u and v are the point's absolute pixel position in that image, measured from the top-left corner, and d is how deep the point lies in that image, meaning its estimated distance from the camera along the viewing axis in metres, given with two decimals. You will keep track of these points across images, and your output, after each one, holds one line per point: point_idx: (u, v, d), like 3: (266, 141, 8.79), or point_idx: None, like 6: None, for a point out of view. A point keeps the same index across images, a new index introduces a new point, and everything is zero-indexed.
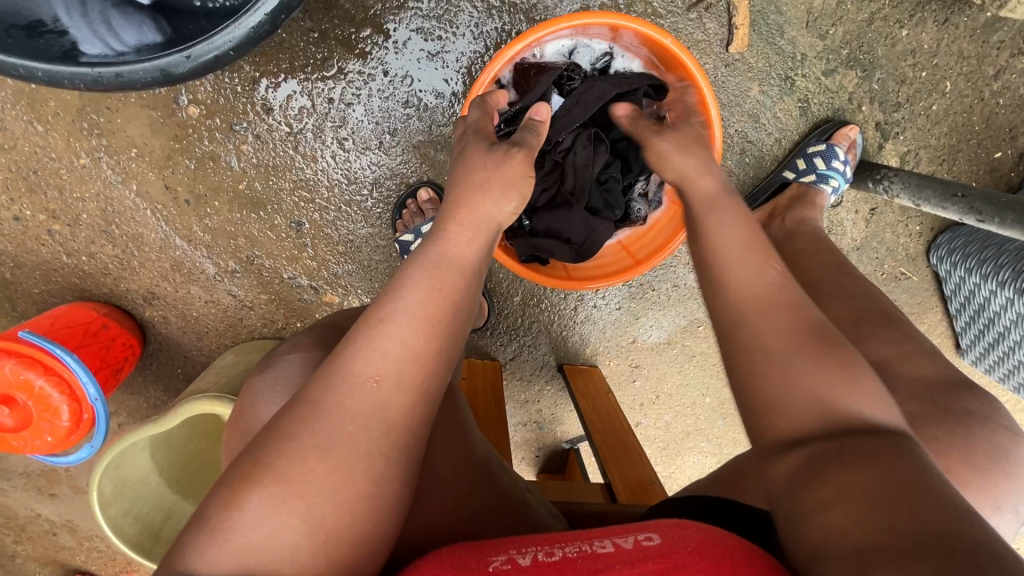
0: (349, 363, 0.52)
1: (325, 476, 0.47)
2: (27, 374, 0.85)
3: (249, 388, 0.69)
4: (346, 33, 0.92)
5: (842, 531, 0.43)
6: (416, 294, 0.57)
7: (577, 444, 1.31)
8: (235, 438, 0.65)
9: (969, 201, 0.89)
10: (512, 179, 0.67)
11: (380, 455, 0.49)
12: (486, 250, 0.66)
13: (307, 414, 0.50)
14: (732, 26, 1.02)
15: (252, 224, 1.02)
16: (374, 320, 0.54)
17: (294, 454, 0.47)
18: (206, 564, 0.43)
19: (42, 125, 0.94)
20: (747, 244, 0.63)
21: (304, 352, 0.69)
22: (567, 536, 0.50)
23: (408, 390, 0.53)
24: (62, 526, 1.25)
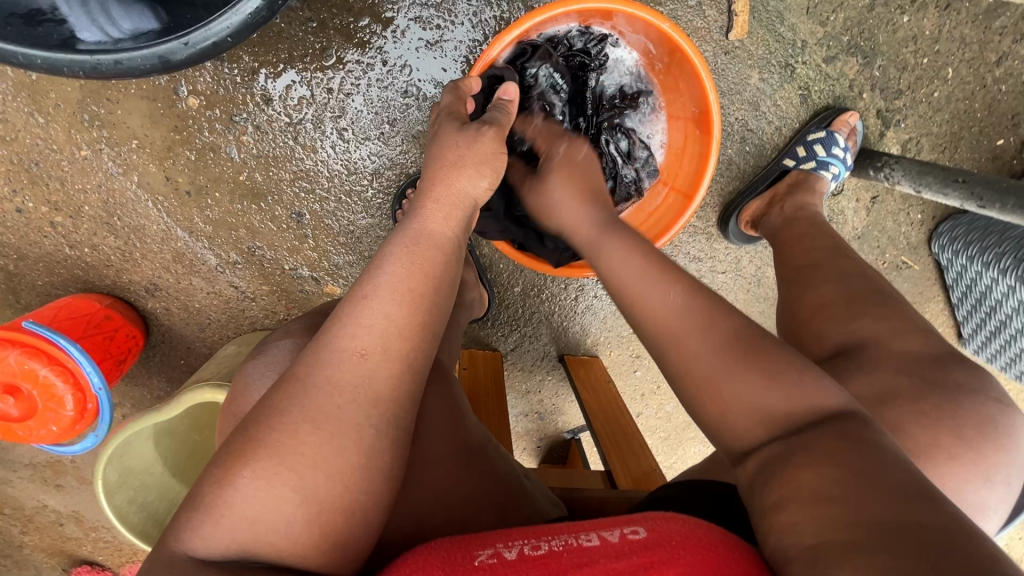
0: (337, 337, 0.53)
1: (317, 448, 0.47)
2: (32, 363, 0.86)
3: (241, 374, 0.69)
4: (344, 22, 0.92)
5: (800, 530, 0.42)
6: (397, 270, 0.57)
7: (579, 434, 1.32)
8: (227, 424, 0.65)
9: (970, 187, 0.89)
10: (485, 155, 0.68)
11: (370, 426, 0.50)
12: (464, 228, 0.67)
13: (295, 389, 0.50)
14: (732, 13, 1.01)
15: (253, 214, 1.02)
16: (357, 296, 0.55)
17: (285, 428, 0.48)
18: (201, 538, 0.44)
19: (43, 117, 0.94)
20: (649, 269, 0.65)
21: (296, 339, 0.70)
22: (554, 530, 0.50)
23: (396, 365, 0.53)
24: (69, 517, 1.26)
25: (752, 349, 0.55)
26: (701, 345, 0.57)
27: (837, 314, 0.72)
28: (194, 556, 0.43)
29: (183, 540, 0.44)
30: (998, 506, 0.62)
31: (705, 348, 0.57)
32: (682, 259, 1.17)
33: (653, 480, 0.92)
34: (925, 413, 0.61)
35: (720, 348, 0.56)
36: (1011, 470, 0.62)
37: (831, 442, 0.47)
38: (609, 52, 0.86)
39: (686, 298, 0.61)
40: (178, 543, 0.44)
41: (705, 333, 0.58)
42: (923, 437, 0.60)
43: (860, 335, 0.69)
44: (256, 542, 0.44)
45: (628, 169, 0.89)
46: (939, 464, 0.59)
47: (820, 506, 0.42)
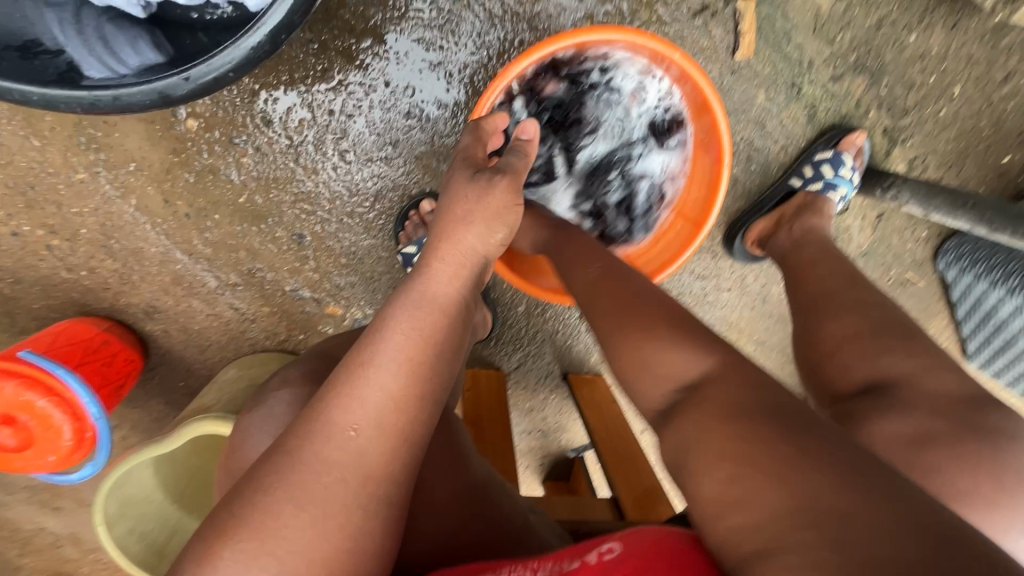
0: (331, 411, 0.52)
1: (298, 532, 0.46)
2: (28, 395, 0.84)
3: (241, 425, 0.69)
4: (346, 44, 0.91)
5: (739, 539, 0.41)
6: (396, 338, 0.57)
7: (582, 452, 1.31)
8: (228, 477, 0.65)
9: (980, 211, 0.87)
10: (496, 210, 0.68)
11: (357, 507, 0.48)
12: (472, 286, 0.67)
13: (282, 464, 0.49)
14: (738, 33, 1.00)
15: (254, 236, 1.00)
16: (356, 363, 0.55)
17: (268, 509, 0.47)
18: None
19: (39, 140, 0.93)
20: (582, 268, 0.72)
21: (294, 388, 0.69)
22: (544, 555, 0.51)
23: (390, 439, 0.52)
24: (67, 538, 1.24)
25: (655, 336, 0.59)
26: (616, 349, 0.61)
27: (863, 347, 0.70)
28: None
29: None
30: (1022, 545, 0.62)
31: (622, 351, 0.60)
32: (687, 277, 1.16)
33: (657, 501, 0.92)
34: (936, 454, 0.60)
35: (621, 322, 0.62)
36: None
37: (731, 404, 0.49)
38: (617, 83, 0.85)
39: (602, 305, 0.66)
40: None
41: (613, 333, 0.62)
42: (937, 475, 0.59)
43: (887, 372, 0.67)
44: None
45: (652, 191, 0.91)
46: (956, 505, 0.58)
47: (745, 491, 0.42)
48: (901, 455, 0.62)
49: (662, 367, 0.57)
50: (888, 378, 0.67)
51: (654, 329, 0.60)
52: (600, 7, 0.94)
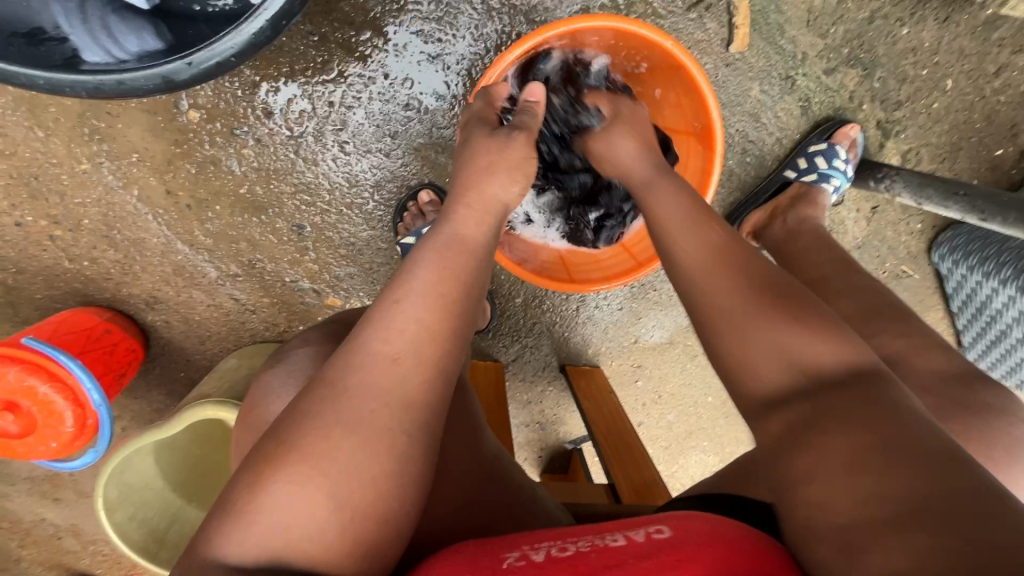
0: (370, 342, 0.54)
1: (349, 453, 0.49)
2: (31, 380, 0.85)
3: (259, 383, 0.70)
4: (346, 36, 0.92)
5: (833, 508, 0.45)
6: (427, 274, 0.59)
7: (580, 444, 1.32)
8: (246, 436, 0.66)
9: (971, 201, 0.88)
10: (517, 161, 0.71)
11: (400, 430, 0.51)
12: (496, 234, 0.68)
13: (327, 394, 0.52)
14: (732, 25, 1.01)
15: (254, 227, 1.02)
16: (390, 300, 0.57)
17: (319, 431, 0.49)
18: (229, 546, 0.45)
19: (43, 131, 0.94)
20: (687, 217, 0.65)
21: (314, 346, 0.71)
22: (580, 531, 0.51)
23: (426, 367, 0.55)
24: (67, 530, 1.25)
25: (791, 305, 0.56)
26: (746, 305, 0.57)
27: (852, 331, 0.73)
28: (224, 564, 0.44)
29: (215, 545, 0.45)
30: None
31: (751, 316, 0.56)
32: None
33: (654, 492, 0.93)
34: None
35: (743, 293, 0.58)
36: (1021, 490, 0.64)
37: (856, 405, 0.49)
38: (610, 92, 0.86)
39: (724, 245, 0.62)
40: (210, 549, 0.45)
41: (748, 290, 0.58)
42: None
43: None
44: (288, 549, 0.45)
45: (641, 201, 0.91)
46: None
47: (842, 477, 0.46)
48: None
49: (775, 343, 0.55)
50: None
51: (766, 313, 0.56)
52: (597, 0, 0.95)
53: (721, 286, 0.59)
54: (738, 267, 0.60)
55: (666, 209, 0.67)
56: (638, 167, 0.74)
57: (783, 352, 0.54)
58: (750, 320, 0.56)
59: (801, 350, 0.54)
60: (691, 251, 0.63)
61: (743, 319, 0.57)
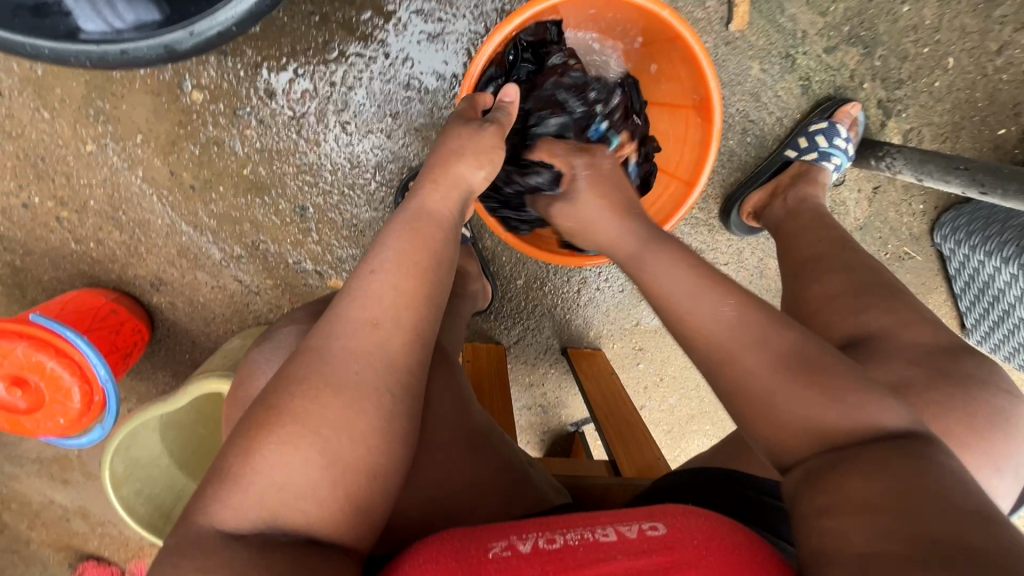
0: (348, 310, 0.55)
1: (338, 412, 0.50)
2: (39, 355, 0.86)
3: (247, 361, 0.71)
4: (347, 16, 0.93)
5: (849, 538, 0.42)
6: (401, 246, 0.60)
7: (582, 427, 1.33)
8: (235, 410, 0.67)
9: (972, 174, 0.88)
10: (485, 149, 0.71)
11: (386, 390, 0.52)
12: (462, 211, 0.69)
13: (313, 360, 0.53)
14: (732, 4, 1.02)
15: (257, 209, 1.03)
16: (365, 270, 0.58)
17: (307, 395, 0.50)
18: (223, 507, 0.46)
19: (49, 112, 0.95)
20: (692, 288, 0.61)
21: (300, 324, 0.71)
22: (567, 523, 0.51)
23: (407, 334, 0.56)
24: (76, 512, 1.27)
25: (818, 369, 0.52)
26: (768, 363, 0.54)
27: (847, 303, 0.73)
28: (223, 530, 0.45)
29: (210, 513, 0.46)
30: (1007, 490, 0.64)
31: (772, 378, 0.52)
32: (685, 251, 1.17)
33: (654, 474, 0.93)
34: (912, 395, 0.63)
35: (772, 360, 0.53)
36: (1005, 458, 0.64)
37: (887, 460, 0.46)
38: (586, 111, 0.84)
39: (745, 320, 0.57)
40: (206, 517, 0.46)
41: (763, 350, 0.54)
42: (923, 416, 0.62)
43: (873, 328, 0.70)
44: (285, 509, 0.47)
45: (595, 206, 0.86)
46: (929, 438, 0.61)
47: (870, 517, 0.42)
48: None
49: (798, 411, 0.51)
50: (872, 329, 0.70)
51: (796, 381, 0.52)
52: None
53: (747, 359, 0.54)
54: (763, 339, 0.55)
55: (661, 281, 0.64)
56: (626, 238, 0.71)
57: (808, 423, 0.50)
58: (773, 394, 0.52)
59: (826, 417, 0.50)
60: (707, 318, 0.59)
61: (760, 389, 0.53)
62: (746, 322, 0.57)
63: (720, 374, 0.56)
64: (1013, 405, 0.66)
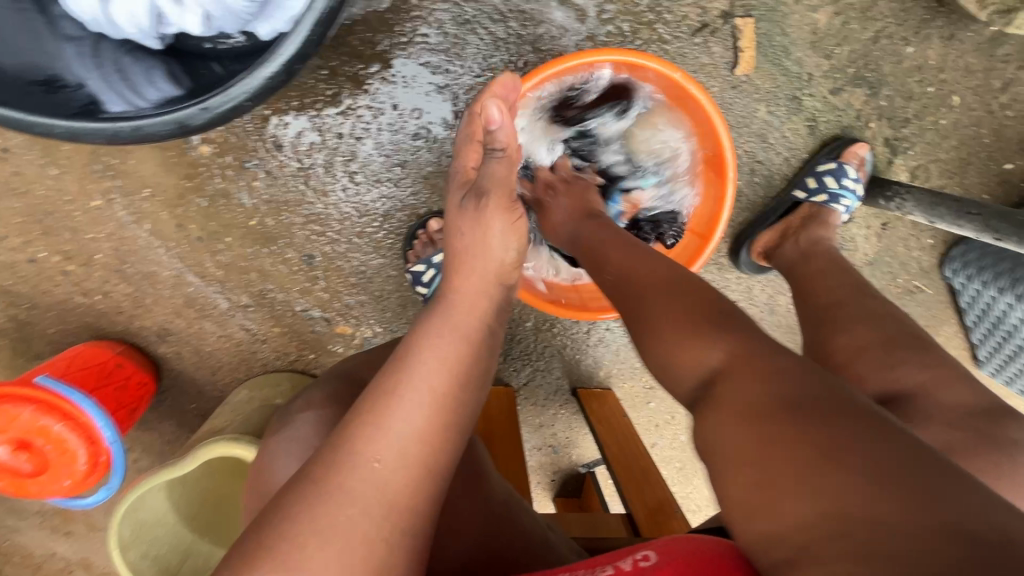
0: (359, 438, 0.53)
1: (323, 563, 0.47)
2: (45, 420, 0.85)
3: (265, 448, 0.69)
4: (355, 70, 0.93)
5: (773, 534, 0.42)
6: (422, 367, 0.58)
7: (594, 468, 1.30)
8: (257, 497, 0.66)
9: (984, 219, 0.88)
10: (508, 237, 0.71)
11: (381, 538, 0.49)
12: (492, 317, 0.69)
13: (310, 491, 0.50)
14: (738, 49, 1.02)
15: (265, 258, 1.02)
16: (384, 391, 0.56)
17: (295, 538, 0.47)
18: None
19: (57, 169, 0.95)
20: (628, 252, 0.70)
21: (317, 411, 0.69)
22: (574, 567, 0.51)
23: (414, 470, 0.53)
24: (78, 564, 1.24)
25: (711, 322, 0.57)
26: None
27: (874, 360, 0.71)
28: None
29: None
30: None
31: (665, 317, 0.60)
32: None
33: (670, 515, 0.92)
34: None
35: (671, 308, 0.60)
36: None
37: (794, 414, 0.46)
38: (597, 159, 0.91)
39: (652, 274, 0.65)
40: None
41: None
42: None
43: (901, 387, 0.68)
44: None
45: None
46: None
47: (789, 495, 0.42)
48: None
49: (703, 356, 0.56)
50: (901, 388, 0.68)
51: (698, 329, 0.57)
52: (602, 27, 0.96)
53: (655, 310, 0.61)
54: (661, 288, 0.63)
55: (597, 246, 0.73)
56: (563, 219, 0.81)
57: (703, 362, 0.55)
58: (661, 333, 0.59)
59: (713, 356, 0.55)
60: None
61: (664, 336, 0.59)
62: (692, 338, 0.57)
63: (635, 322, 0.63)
64: None
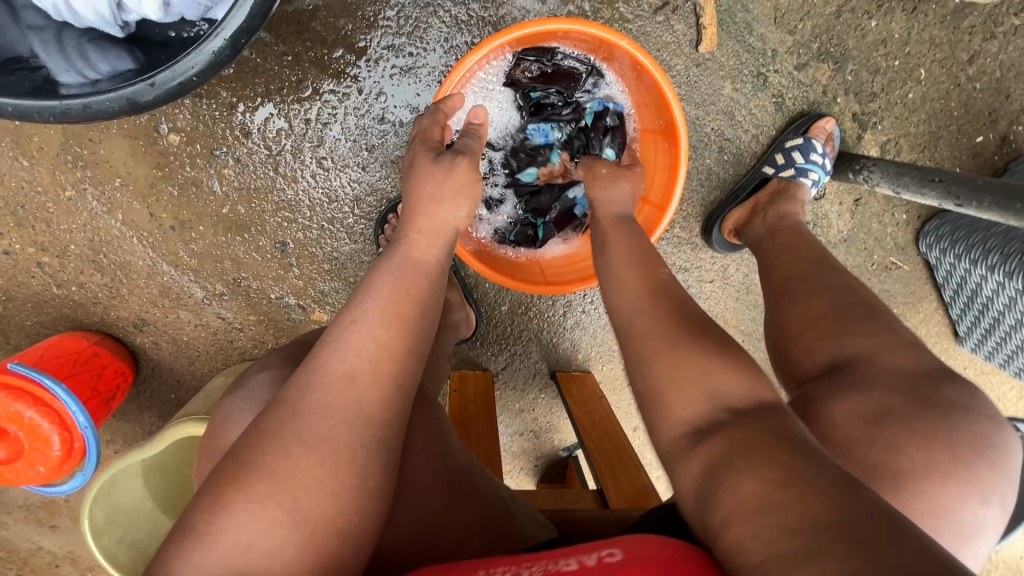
0: (326, 360, 0.55)
1: (309, 470, 0.49)
2: (17, 406, 0.86)
3: (217, 412, 0.69)
4: (319, 55, 0.94)
5: (747, 549, 0.42)
6: (384, 294, 0.60)
7: (575, 451, 1.30)
8: (207, 461, 0.65)
9: (947, 186, 0.88)
10: (463, 186, 0.70)
11: (359, 445, 0.52)
12: (448, 254, 0.70)
13: (284, 415, 0.52)
14: (700, 26, 1.03)
15: (238, 246, 1.03)
16: (346, 320, 0.58)
17: (278, 450, 0.49)
18: (193, 566, 0.45)
19: (29, 160, 0.96)
20: (644, 283, 0.66)
21: (271, 371, 0.70)
22: (534, 561, 0.48)
23: (383, 388, 0.55)
24: (65, 558, 1.24)
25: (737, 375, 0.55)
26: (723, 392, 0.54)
27: (824, 330, 0.71)
28: None
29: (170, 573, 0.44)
30: (994, 524, 0.59)
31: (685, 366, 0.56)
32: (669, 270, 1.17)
33: (647, 498, 0.91)
34: (923, 436, 0.59)
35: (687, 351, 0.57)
36: (1009, 486, 0.60)
37: (767, 441, 0.47)
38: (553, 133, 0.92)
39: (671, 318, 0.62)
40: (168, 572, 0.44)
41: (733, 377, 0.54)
42: (911, 451, 0.59)
43: (851, 351, 0.68)
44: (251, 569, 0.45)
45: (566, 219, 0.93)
46: (932, 484, 0.57)
47: (757, 513, 0.42)
48: (862, 437, 0.61)
49: (706, 406, 0.53)
50: (855, 353, 0.67)
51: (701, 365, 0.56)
52: (563, 7, 0.97)
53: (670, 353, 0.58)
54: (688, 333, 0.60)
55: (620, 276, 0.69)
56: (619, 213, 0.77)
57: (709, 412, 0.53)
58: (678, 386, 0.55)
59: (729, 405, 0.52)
60: (644, 328, 0.62)
61: (671, 390, 0.56)
62: (709, 359, 0.56)
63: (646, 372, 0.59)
64: (1009, 436, 0.62)
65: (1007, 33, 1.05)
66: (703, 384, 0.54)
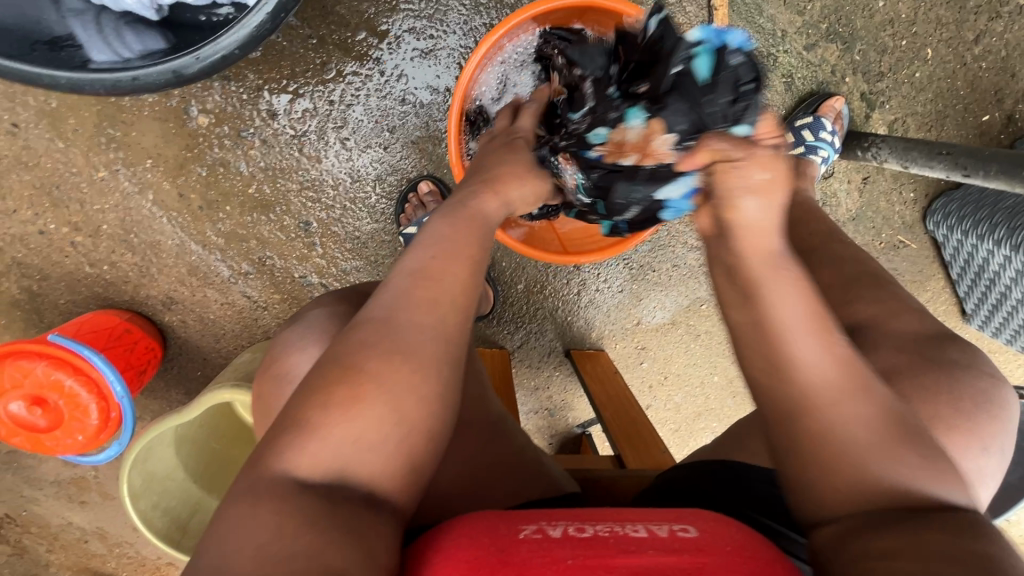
0: (408, 286, 0.56)
1: (406, 376, 0.52)
2: (57, 374, 0.89)
3: (280, 339, 0.73)
4: (343, 37, 0.98)
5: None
6: (460, 226, 0.62)
7: (589, 428, 1.33)
8: (267, 382, 0.70)
9: (954, 158, 0.90)
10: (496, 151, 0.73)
11: (443, 359, 0.54)
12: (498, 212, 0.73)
13: (372, 331, 0.54)
14: (711, 8, 1.06)
15: (264, 225, 1.06)
16: (427, 249, 0.59)
17: (384, 357, 0.52)
18: (305, 458, 0.48)
19: (63, 142, 1.00)
20: (813, 320, 0.52)
21: (327, 307, 0.74)
22: (591, 517, 0.50)
23: (458, 311, 0.57)
24: (93, 533, 1.28)
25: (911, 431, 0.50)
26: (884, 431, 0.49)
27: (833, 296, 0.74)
28: (292, 477, 0.47)
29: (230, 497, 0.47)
30: (993, 474, 0.63)
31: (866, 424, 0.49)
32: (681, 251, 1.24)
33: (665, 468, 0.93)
34: (928, 390, 0.63)
35: (869, 409, 0.49)
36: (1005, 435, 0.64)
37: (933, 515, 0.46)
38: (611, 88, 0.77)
39: (852, 365, 0.50)
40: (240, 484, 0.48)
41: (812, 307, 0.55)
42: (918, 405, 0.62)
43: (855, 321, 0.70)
44: (352, 462, 0.49)
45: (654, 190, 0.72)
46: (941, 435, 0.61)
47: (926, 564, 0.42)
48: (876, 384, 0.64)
49: (879, 460, 0.48)
50: (860, 323, 0.70)
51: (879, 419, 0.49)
52: None
53: (849, 405, 0.49)
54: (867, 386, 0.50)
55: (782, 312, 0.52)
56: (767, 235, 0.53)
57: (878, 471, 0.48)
58: (852, 437, 0.48)
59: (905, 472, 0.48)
60: (813, 370, 0.50)
61: (838, 436, 0.48)
62: (886, 410, 0.50)
63: (808, 415, 0.49)
64: (1003, 389, 0.66)
65: (1012, 13, 1.07)
66: (876, 439, 0.48)
